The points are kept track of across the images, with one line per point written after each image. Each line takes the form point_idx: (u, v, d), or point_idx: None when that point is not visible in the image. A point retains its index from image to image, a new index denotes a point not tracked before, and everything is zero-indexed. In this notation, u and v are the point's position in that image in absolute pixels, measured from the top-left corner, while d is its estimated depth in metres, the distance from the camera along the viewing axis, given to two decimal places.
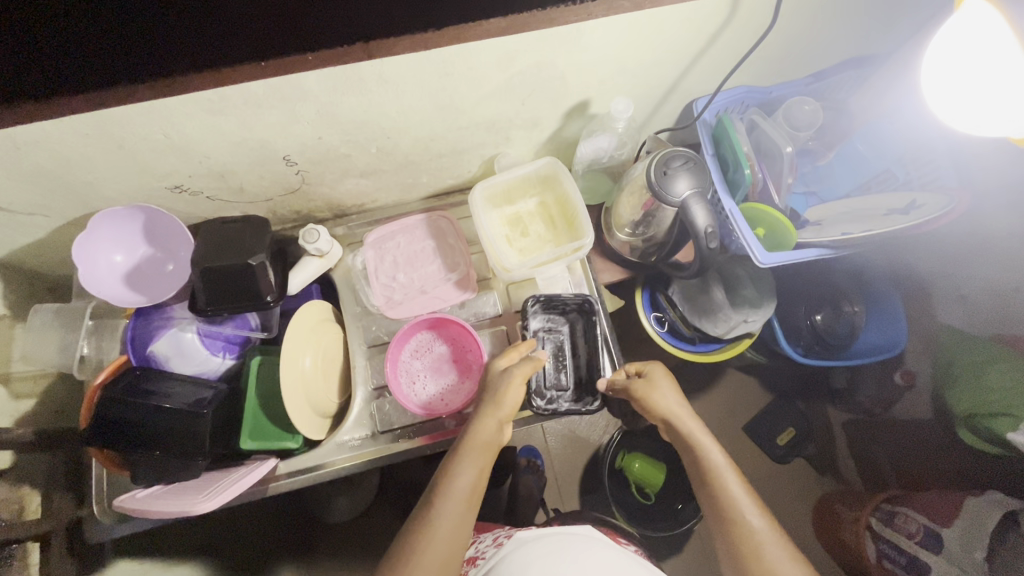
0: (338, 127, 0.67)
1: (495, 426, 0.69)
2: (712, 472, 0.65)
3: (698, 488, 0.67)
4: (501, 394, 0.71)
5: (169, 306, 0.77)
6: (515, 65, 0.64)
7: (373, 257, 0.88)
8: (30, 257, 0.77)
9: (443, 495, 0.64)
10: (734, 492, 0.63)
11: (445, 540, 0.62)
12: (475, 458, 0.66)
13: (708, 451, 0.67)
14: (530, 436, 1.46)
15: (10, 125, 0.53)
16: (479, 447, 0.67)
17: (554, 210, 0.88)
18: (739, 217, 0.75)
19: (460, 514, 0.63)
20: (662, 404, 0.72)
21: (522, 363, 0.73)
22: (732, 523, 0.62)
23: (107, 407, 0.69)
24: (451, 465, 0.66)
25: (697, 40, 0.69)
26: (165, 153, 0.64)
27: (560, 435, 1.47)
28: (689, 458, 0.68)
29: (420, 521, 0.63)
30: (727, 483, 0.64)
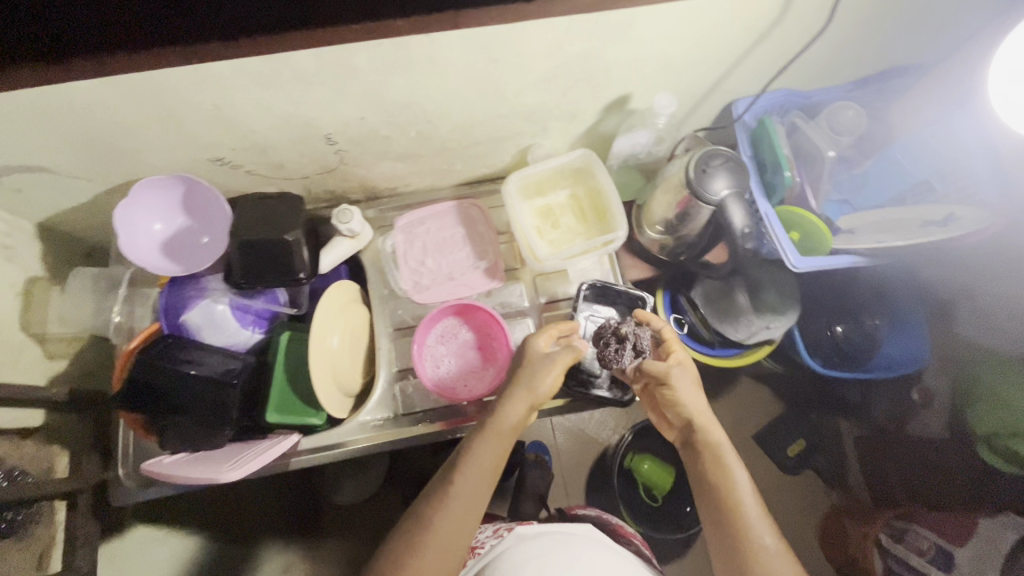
0: (382, 108, 0.68)
1: (525, 411, 0.68)
2: (726, 489, 0.64)
3: (704, 502, 0.66)
4: (536, 378, 0.69)
5: (203, 277, 0.78)
6: (563, 53, 0.65)
7: (403, 241, 0.89)
8: (70, 220, 0.78)
9: (466, 471, 0.65)
10: (749, 512, 0.63)
11: (459, 518, 0.63)
12: (501, 440, 0.67)
13: (727, 465, 0.65)
14: (539, 432, 1.47)
15: (69, 84, 0.54)
16: (505, 430, 0.67)
17: (585, 202, 0.88)
18: (776, 223, 0.75)
19: (480, 489, 0.65)
20: (689, 403, 0.69)
21: (560, 350, 0.70)
22: (742, 541, 0.62)
23: (143, 368, 0.70)
24: (475, 444, 0.67)
25: (745, 37, 0.68)
26: (211, 124, 0.65)
27: (569, 433, 1.47)
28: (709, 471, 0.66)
29: (439, 496, 0.65)
30: (743, 504, 0.63)
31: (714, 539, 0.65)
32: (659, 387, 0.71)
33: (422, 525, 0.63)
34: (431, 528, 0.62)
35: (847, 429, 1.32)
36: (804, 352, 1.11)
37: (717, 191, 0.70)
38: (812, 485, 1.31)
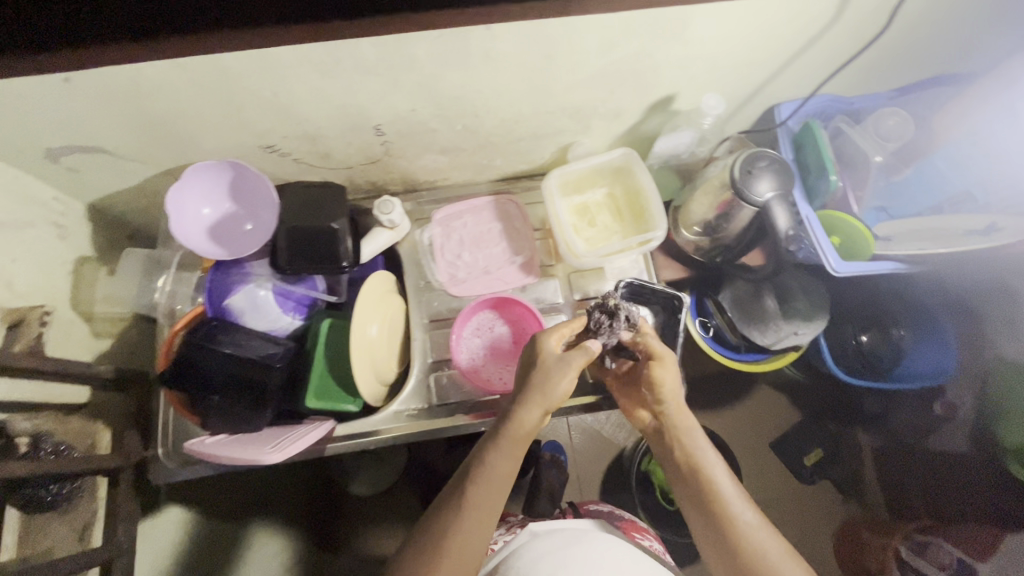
0: (433, 100, 0.69)
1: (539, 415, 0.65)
2: (703, 470, 0.65)
3: (683, 490, 0.67)
4: (550, 382, 0.65)
5: (247, 263, 0.79)
6: (616, 51, 0.66)
7: (440, 234, 0.90)
8: (120, 202, 0.80)
9: (475, 481, 0.62)
10: (722, 486, 0.64)
11: (475, 530, 0.60)
12: (515, 449, 0.64)
13: (697, 442, 0.67)
14: (555, 432, 1.47)
15: (140, 66, 0.55)
16: (519, 438, 0.64)
17: (622, 202, 0.89)
18: (816, 224, 0.75)
19: (493, 500, 0.62)
20: (670, 386, 0.70)
21: (574, 352, 0.67)
22: (725, 523, 0.62)
23: (190, 350, 0.72)
24: (489, 454, 0.63)
25: (797, 40, 0.68)
26: (268, 111, 0.66)
27: (585, 434, 1.47)
28: (680, 449, 0.68)
29: (450, 508, 0.61)
30: (717, 480, 0.64)
31: (698, 525, 0.64)
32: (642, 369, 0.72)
33: (432, 538, 0.60)
34: (443, 540, 0.59)
35: (866, 441, 1.31)
36: (829, 359, 1.12)
37: (761, 192, 0.71)
38: (829, 496, 1.30)
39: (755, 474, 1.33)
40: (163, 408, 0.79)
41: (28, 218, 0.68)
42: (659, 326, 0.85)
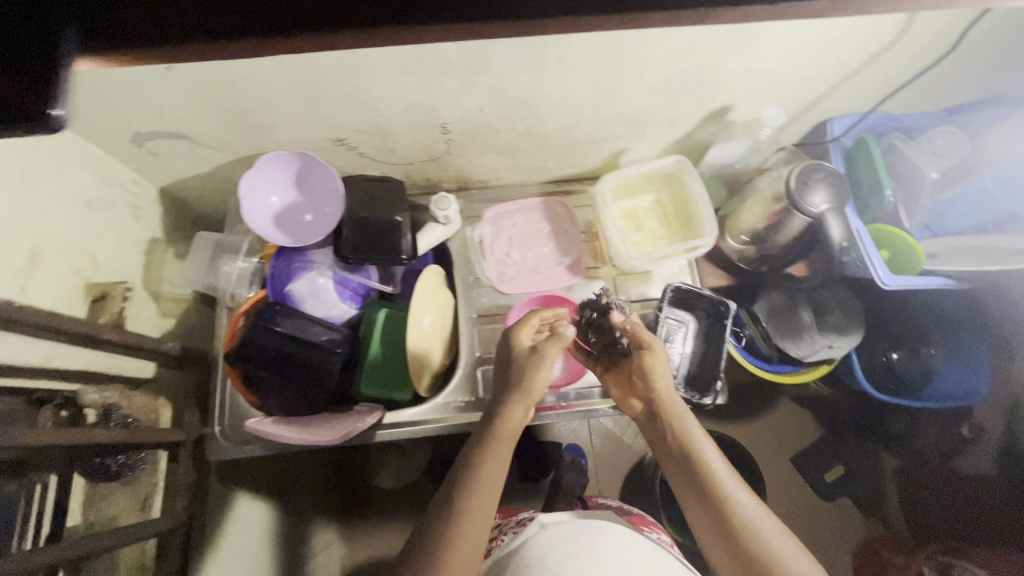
0: (501, 102, 0.72)
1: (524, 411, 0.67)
2: (695, 454, 0.66)
3: (676, 475, 0.67)
4: (529, 376, 0.67)
5: (308, 251, 0.81)
6: (682, 61, 0.68)
7: (490, 232, 0.93)
8: (190, 187, 0.83)
9: (476, 478, 0.62)
10: (718, 470, 0.65)
11: (476, 526, 0.60)
12: (505, 447, 0.65)
13: (690, 429, 0.68)
14: (575, 436, 1.48)
15: (239, 59, 0.58)
16: (507, 436, 0.65)
17: (669, 208, 0.91)
18: (867, 240, 0.77)
19: (489, 501, 0.62)
20: (662, 374, 0.71)
21: (548, 342, 0.68)
22: (724, 508, 0.62)
23: (260, 332, 0.75)
24: (483, 454, 0.64)
25: (860, 58, 0.70)
26: (346, 106, 0.69)
27: (605, 439, 1.48)
28: (672, 435, 0.68)
29: (453, 508, 0.60)
30: (712, 465, 0.65)
31: (695, 510, 0.65)
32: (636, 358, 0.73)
33: (436, 533, 0.59)
34: (449, 537, 0.58)
35: (887, 461, 1.30)
36: (860, 376, 1.11)
37: (817, 205, 0.73)
38: (850, 514, 1.30)
39: (775, 488, 1.33)
40: (221, 386, 0.82)
41: (111, 198, 0.71)
42: (703, 331, 0.87)
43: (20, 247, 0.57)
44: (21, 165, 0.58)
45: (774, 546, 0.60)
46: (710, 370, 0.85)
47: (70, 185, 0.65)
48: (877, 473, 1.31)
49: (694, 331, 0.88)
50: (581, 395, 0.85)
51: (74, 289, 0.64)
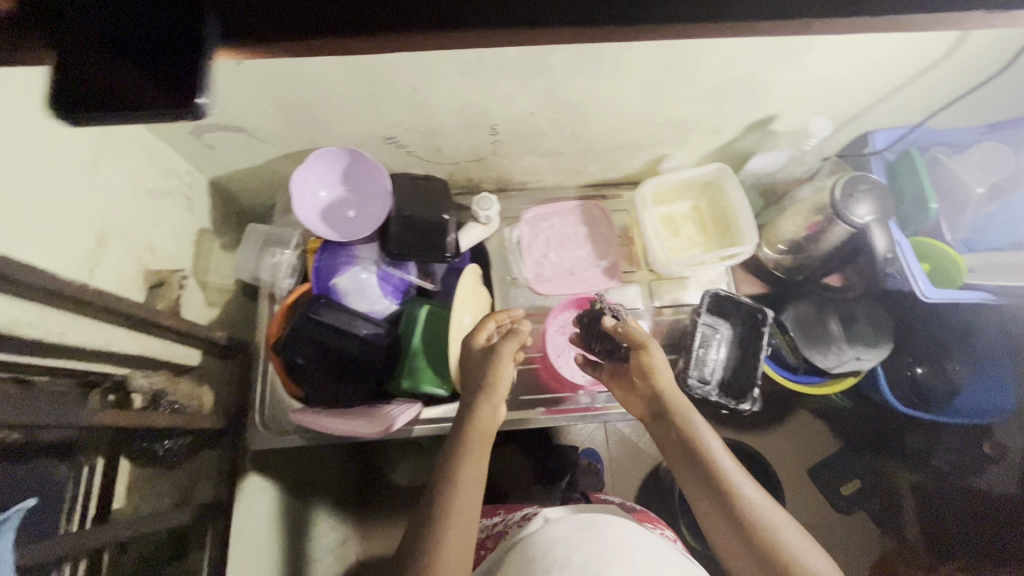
0: (552, 105, 0.73)
1: (491, 411, 0.68)
2: (701, 448, 0.65)
3: (683, 470, 0.66)
4: (494, 376, 0.68)
5: (354, 246, 0.83)
6: (734, 70, 0.69)
7: (528, 233, 0.94)
8: (239, 180, 0.84)
9: (457, 477, 0.62)
10: (725, 464, 0.64)
11: (465, 522, 0.59)
12: (481, 450, 0.65)
13: (695, 425, 0.67)
14: (591, 439, 1.47)
15: (308, 56, 0.59)
16: (479, 437, 0.66)
17: (707, 215, 0.92)
18: (909, 253, 0.77)
19: (473, 499, 0.61)
20: (663, 373, 0.70)
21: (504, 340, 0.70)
22: (732, 501, 0.61)
23: (307, 326, 0.77)
24: (459, 454, 0.64)
25: (910, 72, 0.71)
26: (402, 105, 0.70)
27: (621, 442, 1.46)
28: (677, 433, 0.67)
29: (439, 507, 0.60)
30: (719, 459, 0.64)
31: (702, 503, 0.64)
32: (635, 356, 0.72)
33: (429, 529, 0.58)
34: (438, 533, 0.58)
35: (905, 477, 1.30)
36: (886, 389, 1.10)
37: (861, 215, 0.73)
38: (866, 529, 1.29)
39: (792, 500, 1.32)
40: (262, 374, 0.82)
41: (167, 188, 0.73)
42: (738, 338, 0.88)
43: (88, 232, 0.58)
44: (92, 153, 0.59)
45: (786, 541, 0.58)
46: (746, 376, 0.85)
47: (133, 174, 0.66)
48: (894, 488, 1.30)
49: (729, 338, 0.88)
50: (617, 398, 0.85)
51: (134, 275, 0.65)
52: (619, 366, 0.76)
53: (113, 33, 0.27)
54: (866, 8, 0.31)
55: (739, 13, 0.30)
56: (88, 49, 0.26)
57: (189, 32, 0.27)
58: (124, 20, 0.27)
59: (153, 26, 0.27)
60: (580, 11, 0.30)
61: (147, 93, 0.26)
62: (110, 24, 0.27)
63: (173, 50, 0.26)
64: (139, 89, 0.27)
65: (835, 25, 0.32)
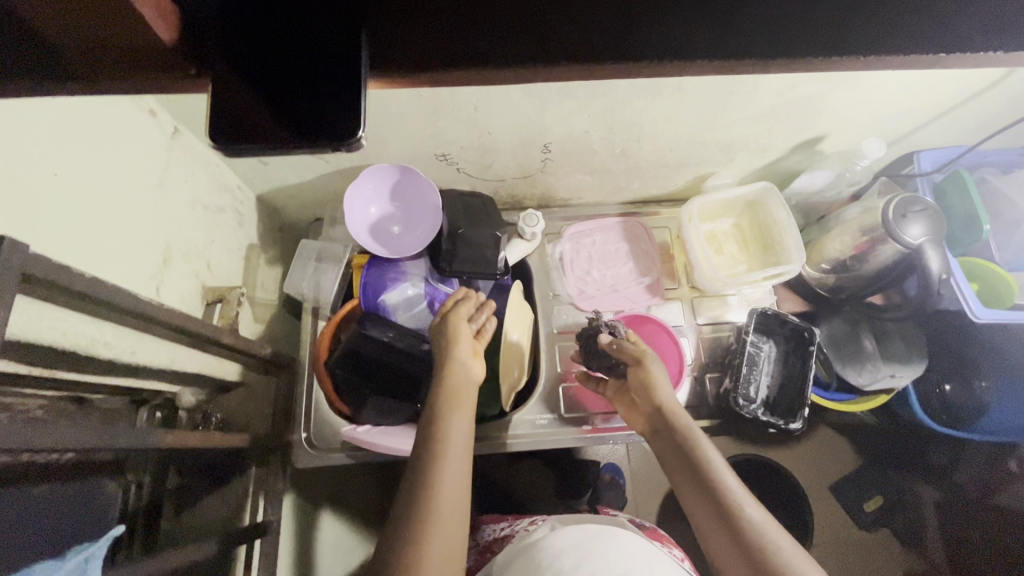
0: (608, 124, 0.73)
1: (466, 373, 0.68)
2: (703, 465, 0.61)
3: (683, 487, 0.62)
4: (453, 342, 0.71)
5: (402, 262, 0.83)
6: (790, 93, 0.69)
7: (570, 249, 0.95)
8: (286, 196, 0.84)
9: (448, 446, 0.59)
10: (730, 484, 0.59)
11: (448, 526, 0.54)
12: (467, 401, 0.65)
13: (697, 441, 0.63)
14: (611, 453, 1.43)
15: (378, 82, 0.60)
16: (459, 424, 0.62)
17: (749, 233, 0.91)
18: (959, 275, 0.77)
19: (453, 496, 0.56)
20: (662, 387, 0.69)
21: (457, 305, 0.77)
22: (734, 519, 0.56)
23: (360, 344, 0.76)
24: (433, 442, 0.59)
25: (963, 95, 0.72)
26: (461, 123, 0.70)
27: (642, 456, 1.43)
28: (680, 451, 0.64)
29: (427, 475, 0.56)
30: (722, 477, 0.60)
31: (702, 521, 0.59)
32: (633, 371, 0.71)
33: (416, 503, 0.55)
34: (424, 519, 0.53)
35: (929, 493, 1.29)
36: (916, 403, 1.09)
37: (914, 236, 0.73)
38: (889, 546, 1.28)
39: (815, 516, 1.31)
40: (306, 391, 0.81)
41: (223, 204, 0.73)
42: (782, 356, 0.88)
43: (156, 250, 0.58)
44: (158, 172, 0.59)
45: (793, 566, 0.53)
46: (794, 394, 0.85)
47: (194, 191, 0.66)
48: (918, 504, 1.29)
49: (775, 356, 0.88)
50: None
51: (192, 291, 0.65)
52: (621, 383, 0.75)
53: (272, 67, 0.27)
54: (1001, 45, 0.30)
55: (879, 55, 0.30)
56: (247, 88, 0.27)
57: (346, 65, 0.27)
58: (283, 52, 0.27)
59: (310, 59, 0.27)
60: (721, 49, 0.29)
61: (296, 134, 0.27)
62: (268, 59, 0.27)
63: (334, 85, 0.27)
64: (288, 129, 0.27)
65: (966, 60, 0.31)
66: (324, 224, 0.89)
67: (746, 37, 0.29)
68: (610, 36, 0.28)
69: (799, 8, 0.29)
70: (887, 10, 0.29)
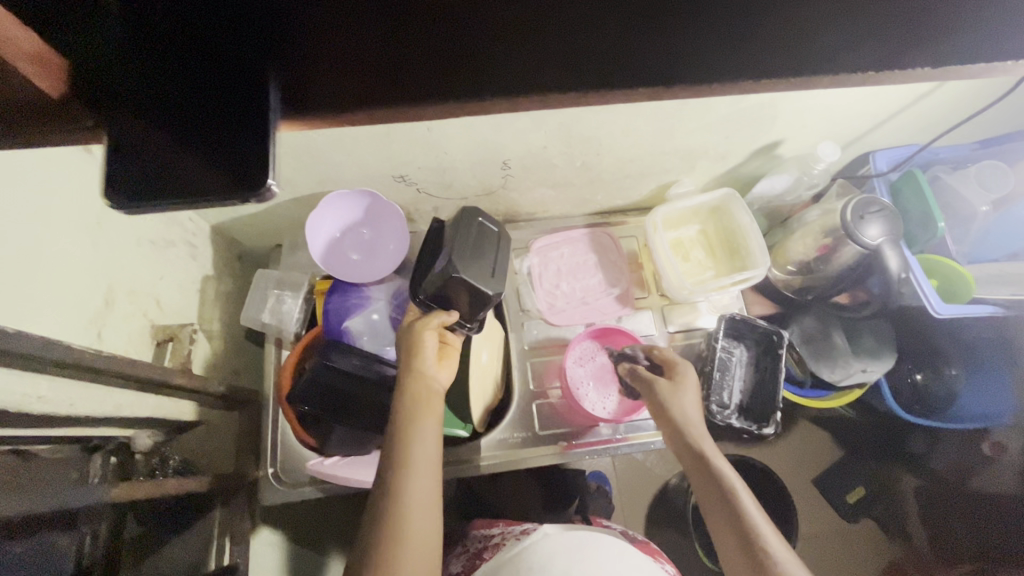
0: (566, 140, 0.73)
1: (424, 381, 0.64)
2: (739, 509, 0.60)
3: (710, 518, 0.62)
4: (414, 355, 0.66)
5: (366, 286, 0.81)
6: (745, 101, 0.70)
7: (538, 263, 0.93)
8: (241, 225, 0.82)
9: (411, 470, 0.57)
10: (760, 525, 0.58)
11: (419, 555, 0.54)
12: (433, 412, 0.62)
13: (720, 472, 0.63)
14: (596, 461, 1.42)
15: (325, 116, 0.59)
16: (422, 441, 0.59)
17: (715, 239, 0.92)
18: (919, 273, 0.78)
19: (423, 526, 0.55)
20: (686, 415, 0.69)
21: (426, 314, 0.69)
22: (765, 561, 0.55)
23: (324, 376, 0.74)
24: (399, 466, 0.57)
25: (910, 97, 0.74)
26: (416, 145, 0.69)
27: (627, 461, 1.42)
28: (706, 485, 0.63)
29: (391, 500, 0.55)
30: (749, 513, 0.59)
31: (729, 556, 0.59)
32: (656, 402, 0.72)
33: (378, 537, 0.54)
34: (389, 554, 0.52)
35: (907, 480, 1.30)
36: (889, 395, 1.10)
37: (872, 237, 0.74)
38: (871, 535, 1.30)
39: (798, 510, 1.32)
40: (271, 424, 0.79)
41: (172, 238, 0.70)
42: (753, 360, 0.88)
43: (96, 292, 0.56)
44: (96, 212, 0.56)
45: None
46: (766, 400, 0.85)
47: (139, 228, 0.63)
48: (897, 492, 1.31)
49: (746, 361, 0.87)
50: (635, 427, 0.84)
51: (142, 333, 0.63)
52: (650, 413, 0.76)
53: (178, 111, 0.25)
54: (930, 61, 0.30)
55: (806, 72, 0.29)
56: (158, 130, 0.25)
57: (255, 108, 0.25)
58: (191, 94, 0.25)
59: (218, 101, 0.25)
60: (652, 79, 0.29)
61: (213, 177, 0.25)
62: (172, 102, 0.25)
63: (241, 128, 0.25)
64: (205, 173, 0.25)
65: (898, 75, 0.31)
66: (284, 251, 0.86)
67: (674, 62, 0.29)
68: (532, 67, 0.27)
69: (731, 31, 0.28)
70: (810, 30, 0.29)
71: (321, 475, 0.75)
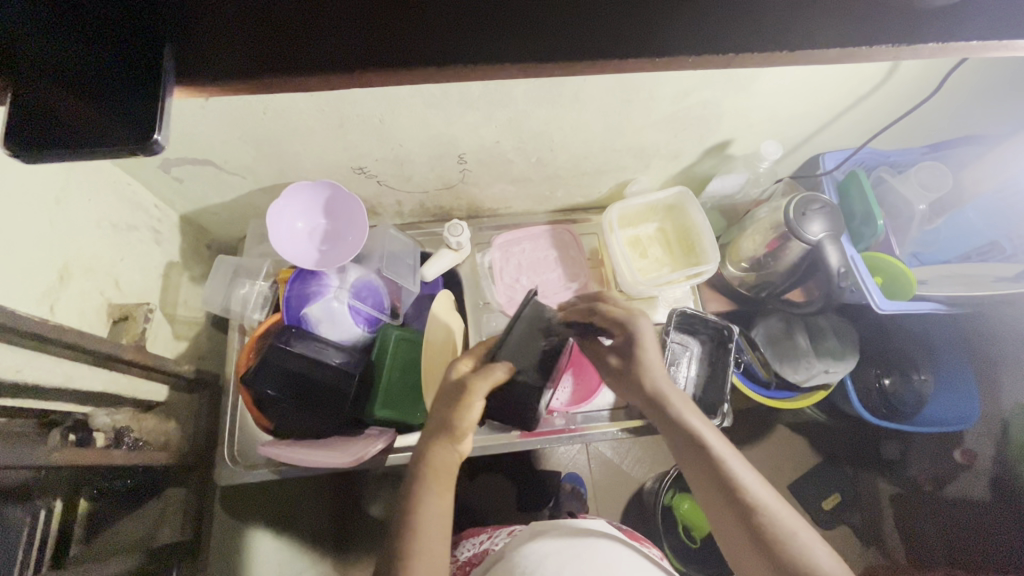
0: (518, 135, 0.76)
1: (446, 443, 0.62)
2: (776, 536, 0.54)
3: (737, 547, 0.57)
4: (440, 415, 0.63)
5: (325, 274, 0.82)
6: (686, 101, 0.72)
7: (499, 257, 0.95)
8: (209, 214, 0.85)
9: (425, 523, 0.56)
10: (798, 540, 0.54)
11: None
12: (449, 485, 0.60)
13: (746, 488, 0.58)
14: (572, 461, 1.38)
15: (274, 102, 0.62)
16: (441, 492, 0.59)
17: (672, 237, 0.94)
18: (863, 268, 0.81)
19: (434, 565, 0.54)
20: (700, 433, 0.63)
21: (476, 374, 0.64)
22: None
23: (279, 359, 0.76)
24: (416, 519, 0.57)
25: (848, 100, 0.77)
26: (369, 136, 0.72)
27: (602, 461, 1.38)
28: (727, 503, 0.58)
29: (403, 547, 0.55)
30: (786, 529, 0.55)
31: None
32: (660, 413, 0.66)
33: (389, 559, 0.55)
34: None
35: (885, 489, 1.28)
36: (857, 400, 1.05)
37: (814, 233, 0.77)
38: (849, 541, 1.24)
39: None
40: (229, 407, 0.81)
41: (135, 222, 0.73)
42: (705, 356, 0.90)
43: (50, 267, 0.58)
44: (56, 190, 0.59)
45: None
46: (717, 392, 0.86)
47: (99, 209, 0.66)
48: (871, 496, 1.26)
49: (699, 357, 0.90)
50: (590, 417, 0.87)
51: (96, 310, 0.65)
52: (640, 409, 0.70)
53: (75, 78, 0.28)
54: (808, 47, 0.30)
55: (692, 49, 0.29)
56: (58, 88, 0.27)
57: (146, 72, 0.27)
58: (89, 62, 0.28)
59: (114, 69, 0.28)
60: (526, 51, 0.29)
61: (106, 131, 0.27)
62: (71, 67, 0.28)
63: (135, 95, 0.27)
64: (97, 128, 0.28)
65: (787, 59, 0.31)
66: (250, 240, 0.89)
67: (545, 33, 0.29)
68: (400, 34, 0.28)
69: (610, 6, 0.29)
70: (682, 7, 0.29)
71: (285, 457, 0.74)
